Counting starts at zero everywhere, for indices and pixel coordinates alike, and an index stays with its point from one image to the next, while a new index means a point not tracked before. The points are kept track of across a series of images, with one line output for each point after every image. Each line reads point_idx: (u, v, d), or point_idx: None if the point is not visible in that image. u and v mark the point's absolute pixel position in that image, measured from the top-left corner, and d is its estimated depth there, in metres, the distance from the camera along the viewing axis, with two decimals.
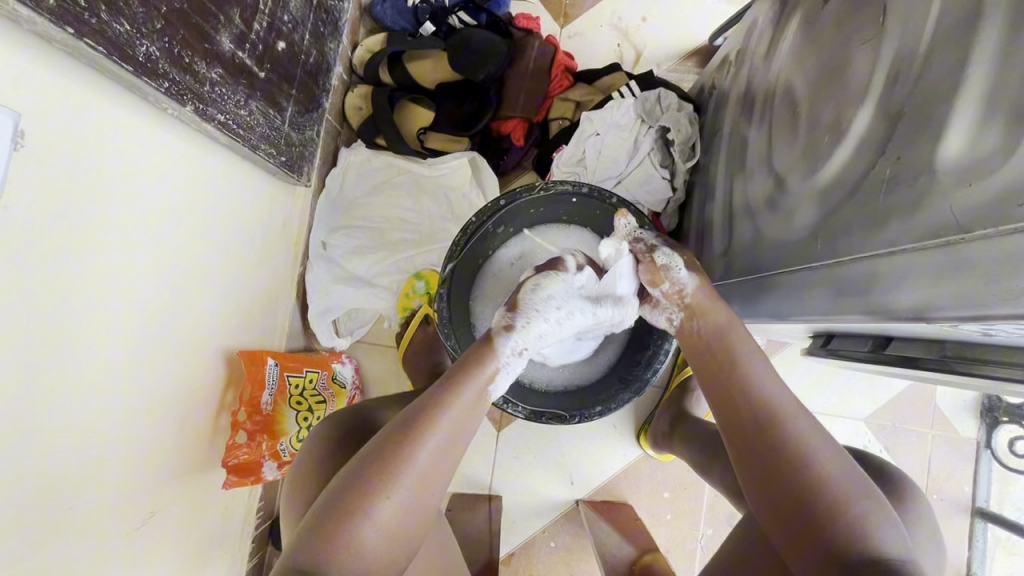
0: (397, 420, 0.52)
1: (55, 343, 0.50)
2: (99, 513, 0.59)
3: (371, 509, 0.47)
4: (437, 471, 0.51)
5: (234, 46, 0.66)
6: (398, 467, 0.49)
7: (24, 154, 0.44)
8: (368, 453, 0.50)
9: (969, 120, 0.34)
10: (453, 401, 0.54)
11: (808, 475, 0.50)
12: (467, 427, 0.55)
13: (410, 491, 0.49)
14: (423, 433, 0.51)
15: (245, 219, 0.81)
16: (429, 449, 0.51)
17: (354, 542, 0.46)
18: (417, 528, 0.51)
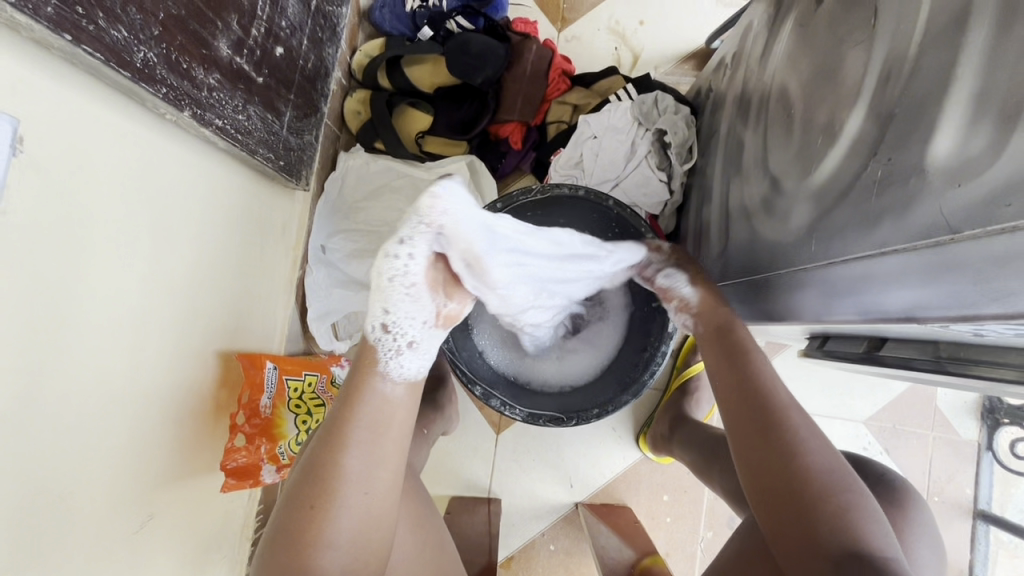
0: (320, 433, 0.55)
1: (54, 346, 0.51)
2: (97, 516, 0.59)
3: (320, 528, 0.51)
4: (374, 470, 0.54)
5: (232, 51, 0.67)
6: (332, 483, 0.52)
7: (22, 159, 0.45)
8: (302, 475, 0.53)
9: (958, 121, 0.34)
10: (362, 400, 0.55)
11: (794, 465, 0.52)
12: (392, 421, 0.56)
13: (354, 502, 0.52)
14: (344, 445, 0.53)
15: (243, 223, 0.81)
16: (357, 458, 0.53)
17: (313, 561, 0.50)
18: (382, 531, 0.54)
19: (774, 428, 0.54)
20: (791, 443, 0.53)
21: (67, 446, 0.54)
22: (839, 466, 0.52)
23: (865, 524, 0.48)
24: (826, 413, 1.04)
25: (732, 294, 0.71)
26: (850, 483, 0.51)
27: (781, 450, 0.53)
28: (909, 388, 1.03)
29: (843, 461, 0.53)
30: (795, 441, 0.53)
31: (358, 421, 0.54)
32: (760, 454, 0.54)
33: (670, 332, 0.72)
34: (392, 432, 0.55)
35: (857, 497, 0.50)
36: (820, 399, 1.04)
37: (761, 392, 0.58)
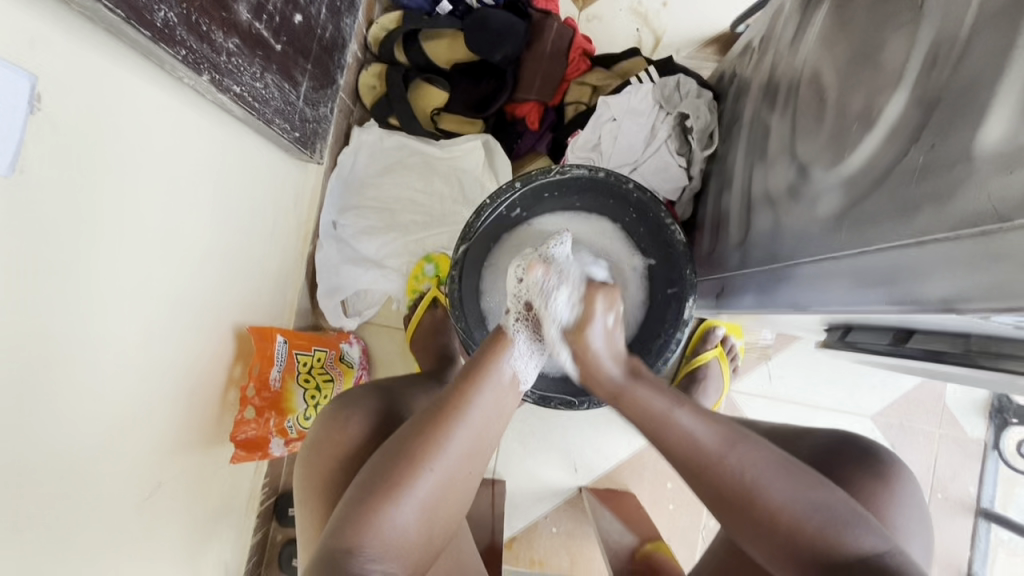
0: (436, 401, 0.55)
1: (69, 311, 0.50)
2: (108, 482, 0.59)
3: (409, 489, 0.50)
4: (476, 449, 0.54)
5: (251, 16, 0.65)
6: (433, 449, 0.51)
7: (40, 118, 0.44)
8: (406, 438, 0.52)
9: (1012, 106, 0.33)
10: (491, 385, 0.56)
11: (771, 511, 0.49)
12: (502, 412, 0.57)
13: (447, 473, 0.52)
14: (459, 418, 0.53)
15: (256, 194, 0.80)
16: (468, 433, 0.53)
17: (394, 519, 0.49)
18: (453, 506, 0.54)
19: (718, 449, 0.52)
20: (735, 444, 0.52)
21: (80, 410, 0.54)
22: (813, 494, 0.49)
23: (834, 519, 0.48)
24: (832, 407, 1.03)
25: (750, 283, 0.70)
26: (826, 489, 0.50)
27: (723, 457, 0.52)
28: (918, 385, 1.03)
29: (822, 484, 0.50)
30: (750, 476, 0.50)
31: (486, 402, 0.55)
32: (730, 502, 0.51)
33: (685, 320, 0.72)
34: (497, 419, 0.57)
35: (832, 499, 0.50)
36: (828, 392, 1.04)
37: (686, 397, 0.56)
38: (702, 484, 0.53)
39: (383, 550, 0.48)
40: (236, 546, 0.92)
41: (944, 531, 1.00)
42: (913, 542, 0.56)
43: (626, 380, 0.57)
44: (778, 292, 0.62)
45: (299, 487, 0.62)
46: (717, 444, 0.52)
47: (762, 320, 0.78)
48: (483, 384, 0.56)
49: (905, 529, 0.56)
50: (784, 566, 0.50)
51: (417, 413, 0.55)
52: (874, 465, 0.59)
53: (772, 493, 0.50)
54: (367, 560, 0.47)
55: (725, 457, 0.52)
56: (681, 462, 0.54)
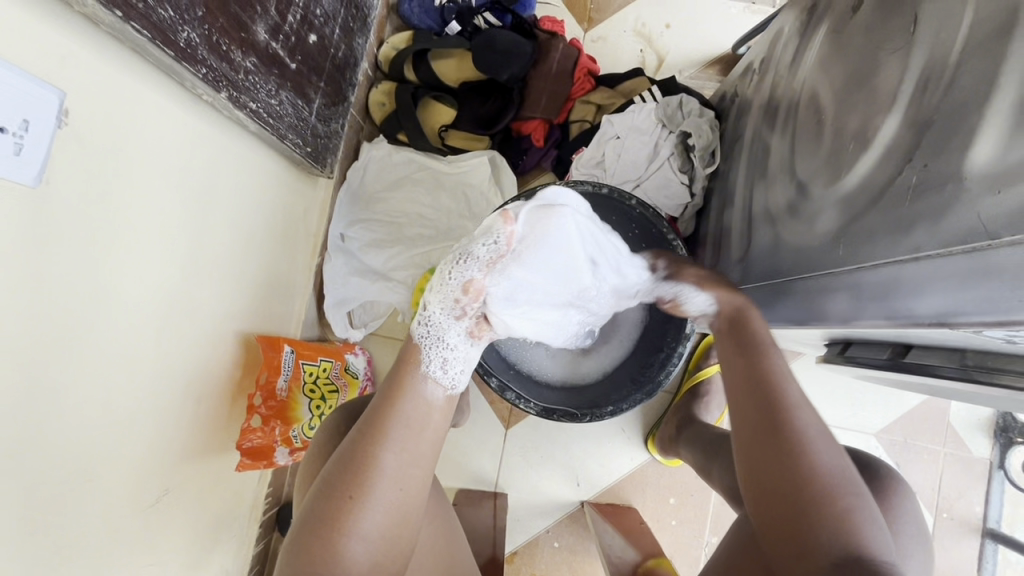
0: (362, 426, 0.54)
1: (84, 318, 0.52)
2: (115, 488, 0.60)
3: (346, 522, 0.48)
4: (409, 467, 0.53)
5: (269, 36, 0.68)
6: (362, 480, 0.50)
7: (66, 132, 0.46)
8: (333, 470, 0.51)
9: (999, 128, 0.34)
10: (409, 401, 0.55)
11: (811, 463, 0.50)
12: (430, 421, 0.56)
13: (386, 499, 0.51)
14: (382, 439, 0.52)
15: (267, 206, 0.82)
16: (395, 453, 0.52)
17: (340, 552, 0.48)
18: (408, 531, 0.52)
19: (790, 433, 0.52)
20: (801, 439, 0.51)
21: (91, 417, 0.55)
22: (850, 471, 0.51)
23: (863, 526, 0.48)
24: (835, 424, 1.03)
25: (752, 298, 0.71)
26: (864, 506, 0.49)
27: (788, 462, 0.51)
28: (922, 403, 1.03)
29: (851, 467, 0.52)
30: (811, 435, 0.52)
31: (407, 415, 0.54)
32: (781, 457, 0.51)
33: (686, 334, 0.72)
34: (430, 432, 0.55)
35: (859, 499, 0.49)
36: (831, 409, 1.04)
37: (772, 388, 0.55)
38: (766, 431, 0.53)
39: None
40: (237, 556, 0.92)
41: (950, 551, 0.99)
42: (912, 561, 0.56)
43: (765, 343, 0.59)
44: (779, 307, 0.63)
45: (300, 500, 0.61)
46: (804, 437, 0.52)
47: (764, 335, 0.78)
48: (398, 403, 0.55)
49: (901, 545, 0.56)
50: (789, 541, 0.49)
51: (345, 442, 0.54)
52: (871, 482, 0.59)
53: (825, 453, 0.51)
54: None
55: (799, 406, 0.54)
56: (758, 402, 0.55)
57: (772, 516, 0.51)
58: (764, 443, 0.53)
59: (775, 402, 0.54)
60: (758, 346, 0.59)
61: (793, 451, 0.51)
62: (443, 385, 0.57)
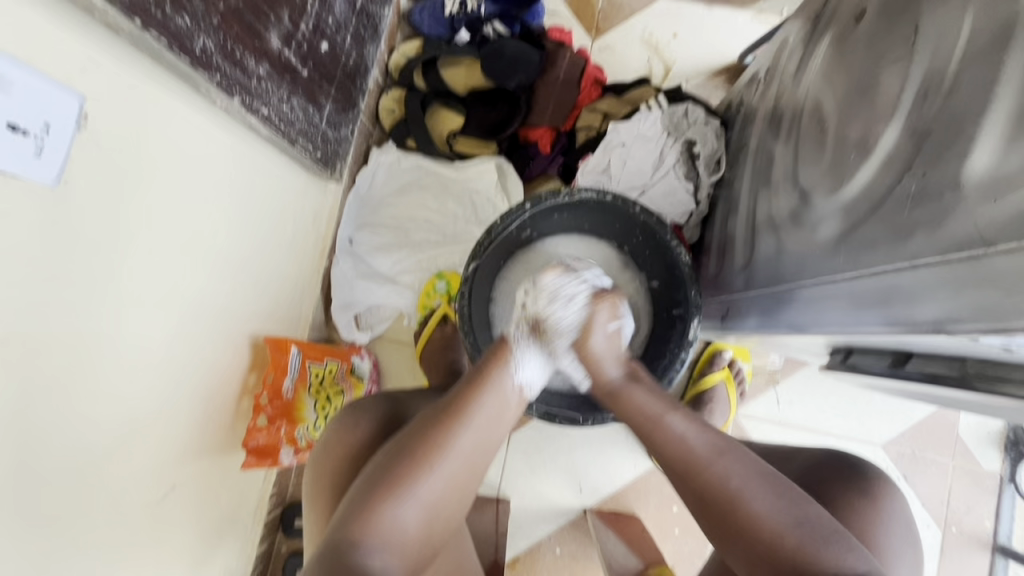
0: (443, 405, 0.58)
1: (100, 314, 0.54)
2: (123, 483, 0.61)
3: (414, 484, 0.52)
4: (477, 455, 0.56)
5: (282, 44, 0.70)
6: (439, 448, 0.54)
7: (85, 135, 0.48)
8: (412, 437, 0.55)
9: (996, 138, 0.35)
10: (492, 394, 0.59)
11: (744, 511, 0.51)
12: (502, 422, 0.59)
13: (450, 474, 0.54)
14: (467, 419, 0.56)
15: (278, 209, 0.84)
16: (471, 435, 0.56)
17: (398, 513, 0.51)
18: (451, 512, 0.55)
19: (715, 490, 0.52)
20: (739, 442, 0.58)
21: (103, 413, 0.57)
22: (779, 488, 0.52)
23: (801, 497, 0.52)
24: (842, 435, 1.02)
25: (755, 305, 0.71)
26: (799, 495, 0.52)
27: (699, 465, 0.54)
28: (931, 415, 1.02)
29: (773, 472, 0.53)
30: (733, 482, 0.52)
31: (487, 405, 0.58)
32: (716, 517, 0.52)
33: (690, 340, 0.72)
34: (503, 427, 0.59)
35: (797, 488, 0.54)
36: (838, 419, 1.03)
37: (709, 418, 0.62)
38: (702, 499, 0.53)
39: (386, 543, 0.49)
40: (241, 555, 0.93)
41: (959, 566, 0.98)
42: (904, 563, 0.56)
43: (626, 380, 0.63)
44: (782, 314, 0.63)
45: (308, 496, 0.63)
46: (686, 440, 0.56)
47: (770, 342, 0.78)
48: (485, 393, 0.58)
49: (890, 549, 0.56)
50: None
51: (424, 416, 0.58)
52: (865, 486, 0.59)
53: (753, 498, 0.51)
54: (370, 552, 0.48)
55: (716, 456, 0.54)
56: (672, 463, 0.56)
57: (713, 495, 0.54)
58: (693, 469, 0.54)
59: (686, 457, 0.55)
60: (650, 419, 0.59)
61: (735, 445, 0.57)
62: (521, 390, 0.61)
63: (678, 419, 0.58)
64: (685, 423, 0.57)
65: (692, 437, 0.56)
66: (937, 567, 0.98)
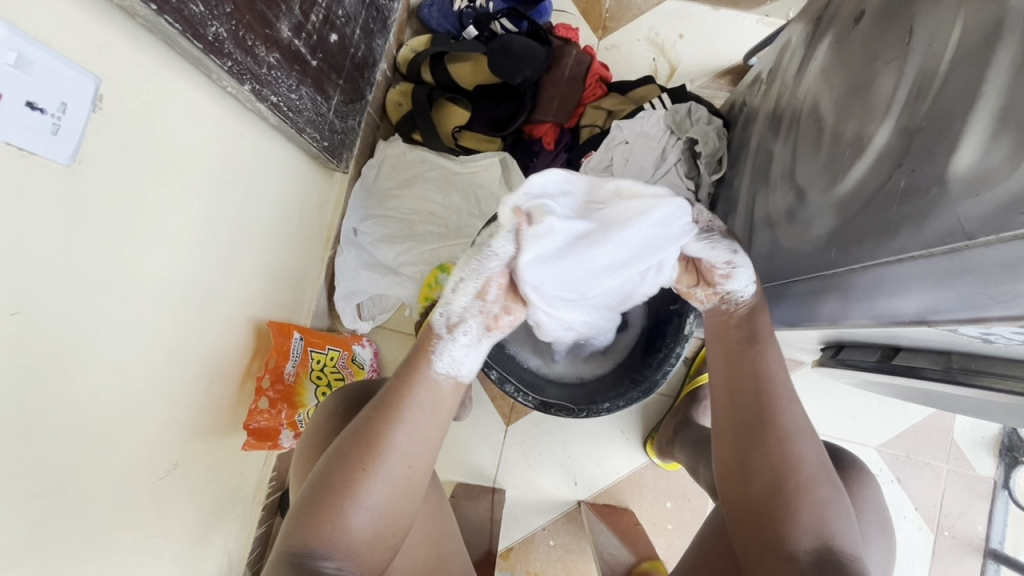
0: (375, 404, 0.56)
1: (111, 292, 0.55)
2: (127, 457, 0.63)
3: (354, 492, 0.51)
4: (418, 449, 0.55)
5: (292, 34, 0.71)
6: (373, 453, 0.52)
7: (100, 116, 0.49)
8: (345, 444, 0.53)
9: (981, 134, 0.36)
10: (420, 383, 0.57)
11: (797, 469, 0.52)
12: (440, 410, 0.57)
13: (390, 475, 0.53)
14: (396, 418, 0.54)
15: (283, 196, 0.85)
16: (405, 432, 0.54)
17: (343, 523, 0.50)
18: (404, 509, 0.54)
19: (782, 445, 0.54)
20: (787, 430, 0.54)
21: (110, 388, 0.58)
22: (823, 463, 0.54)
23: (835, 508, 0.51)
24: (836, 436, 1.03)
25: None
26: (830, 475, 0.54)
27: (772, 411, 0.56)
28: (926, 418, 1.02)
29: (825, 457, 0.55)
30: (789, 431, 0.54)
31: (420, 397, 0.56)
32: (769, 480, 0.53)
33: (685, 334, 0.73)
34: (441, 418, 0.57)
35: (833, 493, 0.52)
36: (833, 420, 1.03)
37: (763, 382, 0.57)
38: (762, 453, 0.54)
39: (336, 551, 0.49)
40: (239, 537, 0.95)
41: (949, 569, 0.98)
42: (884, 557, 0.58)
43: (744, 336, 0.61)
44: (775, 311, 0.64)
45: (296, 478, 0.64)
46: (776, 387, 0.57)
47: (765, 339, 0.79)
48: (415, 384, 0.57)
49: (868, 536, 0.57)
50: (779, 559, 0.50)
51: (358, 417, 0.56)
52: (843, 477, 0.61)
53: (810, 465, 0.53)
54: (323, 558, 0.48)
55: (786, 412, 0.55)
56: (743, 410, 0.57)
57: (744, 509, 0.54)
58: (767, 416, 0.55)
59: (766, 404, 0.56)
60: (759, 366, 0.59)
61: (776, 447, 0.53)
62: (454, 376, 0.59)
63: (781, 374, 0.58)
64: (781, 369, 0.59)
65: (777, 389, 0.57)
66: (928, 570, 0.98)
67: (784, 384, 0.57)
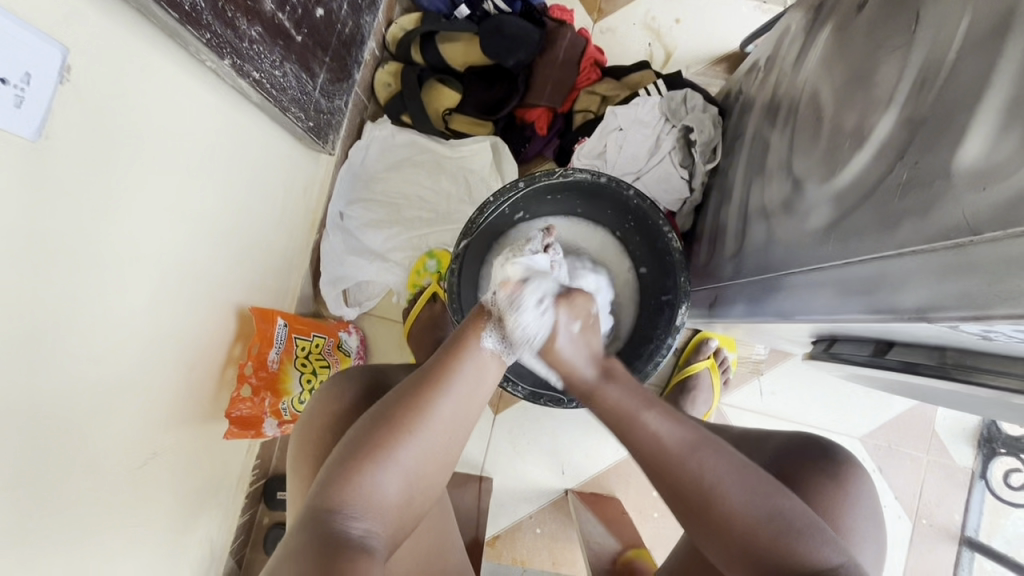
0: (428, 368, 0.55)
1: (83, 275, 0.53)
2: (103, 447, 0.61)
3: (393, 455, 0.50)
4: (461, 420, 0.54)
5: (275, 7, 0.68)
6: (419, 416, 0.52)
7: (68, 88, 0.46)
8: (390, 404, 0.52)
9: (989, 128, 0.35)
10: (474, 353, 0.56)
11: (729, 512, 0.49)
12: (486, 386, 0.57)
13: (431, 439, 0.52)
14: (446, 387, 0.54)
15: (267, 177, 0.82)
16: (453, 403, 0.53)
17: (376, 483, 0.49)
18: (434, 476, 0.53)
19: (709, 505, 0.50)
20: (699, 483, 0.50)
21: (84, 374, 0.56)
22: (761, 486, 0.50)
23: (797, 542, 0.48)
24: (821, 426, 1.04)
25: (742, 293, 0.71)
26: (771, 487, 0.51)
27: (679, 458, 0.52)
28: (909, 409, 1.04)
29: (753, 468, 0.51)
30: (711, 481, 0.50)
31: (473, 369, 0.56)
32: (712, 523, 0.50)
33: (677, 326, 0.72)
34: (488, 389, 0.57)
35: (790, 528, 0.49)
36: (817, 411, 1.04)
37: (657, 453, 0.52)
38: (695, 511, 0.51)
39: (366, 510, 0.48)
40: (222, 525, 0.93)
41: (925, 556, 1.00)
42: (870, 546, 0.59)
43: (599, 378, 0.58)
44: (767, 302, 0.63)
45: (292, 458, 0.64)
46: (661, 438, 0.52)
47: (757, 331, 0.79)
48: (472, 352, 0.56)
49: (857, 530, 0.58)
50: None
51: (404, 380, 0.55)
52: (833, 471, 0.61)
53: (736, 505, 0.49)
54: (352, 520, 0.47)
55: (698, 456, 0.51)
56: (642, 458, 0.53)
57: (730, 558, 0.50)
58: (670, 466, 0.52)
59: (677, 467, 0.51)
60: (628, 414, 0.54)
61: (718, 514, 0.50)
62: (499, 357, 0.58)
63: (655, 419, 0.53)
64: (663, 414, 0.54)
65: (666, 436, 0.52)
66: (905, 557, 1.01)
67: (680, 433, 0.52)
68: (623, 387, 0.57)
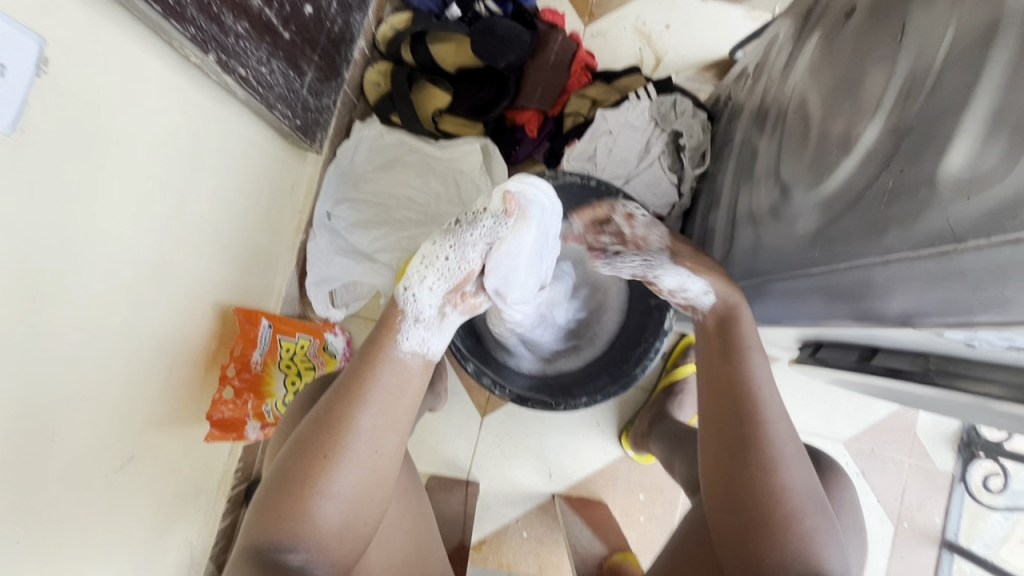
0: (344, 382, 0.54)
1: (59, 273, 0.52)
2: (78, 450, 0.59)
3: (318, 481, 0.49)
4: (388, 434, 0.52)
5: (262, 3, 0.67)
6: (338, 436, 0.50)
7: (45, 81, 0.45)
8: (307, 430, 0.51)
9: (972, 138, 0.35)
10: (388, 365, 0.55)
11: (769, 485, 0.51)
12: (410, 392, 0.55)
13: (359, 459, 0.50)
14: (360, 401, 0.52)
15: (251, 174, 0.81)
16: (373, 416, 0.52)
17: (309, 514, 0.48)
18: (378, 495, 0.52)
19: (753, 459, 0.53)
20: (772, 455, 0.52)
21: (59, 375, 0.54)
22: (813, 492, 0.52)
23: (817, 534, 0.50)
24: (806, 430, 1.05)
25: None
26: (811, 481, 0.53)
27: (743, 411, 0.55)
28: (891, 414, 1.05)
29: (807, 463, 0.54)
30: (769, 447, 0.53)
31: (390, 380, 0.54)
32: (743, 486, 0.52)
33: (664, 330, 0.73)
34: (411, 395, 0.55)
35: (822, 521, 0.51)
36: (802, 415, 1.05)
37: (746, 395, 0.56)
38: (737, 458, 0.54)
39: (303, 541, 0.48)
40: (202, 530, 0.91)
41: (906, 560, 1.02)
42: (852, 551, 0.59)
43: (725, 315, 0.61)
44: (755, 306, 0.65)
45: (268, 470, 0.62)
46: (748, 380, 0.57)
47: (745, 335, 0.79)
48: (386, 362, 0.55)
49: (840, 536, 0.58)
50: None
51: (321, 401, 0.54)
52: (816, 476, 0.62)
53: (790, 484, 0.51)
54: (292, 551, 0.47)
55: (769, 420, 0.54)
56: (723, 395, 0.57)
57: (728, 535, 0.52)
58: (738, 416, 0.55)
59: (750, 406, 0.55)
60: (739, 351, 0.58)
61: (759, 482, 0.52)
62: (420, 356, 0.56)
63: (763, 368, 0.58)
64: (764, 366, 0.58)
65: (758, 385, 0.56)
66: (887, 560, 1.02)
67: (764, 389, 0.56)
68: (752, 328, 0.60)
